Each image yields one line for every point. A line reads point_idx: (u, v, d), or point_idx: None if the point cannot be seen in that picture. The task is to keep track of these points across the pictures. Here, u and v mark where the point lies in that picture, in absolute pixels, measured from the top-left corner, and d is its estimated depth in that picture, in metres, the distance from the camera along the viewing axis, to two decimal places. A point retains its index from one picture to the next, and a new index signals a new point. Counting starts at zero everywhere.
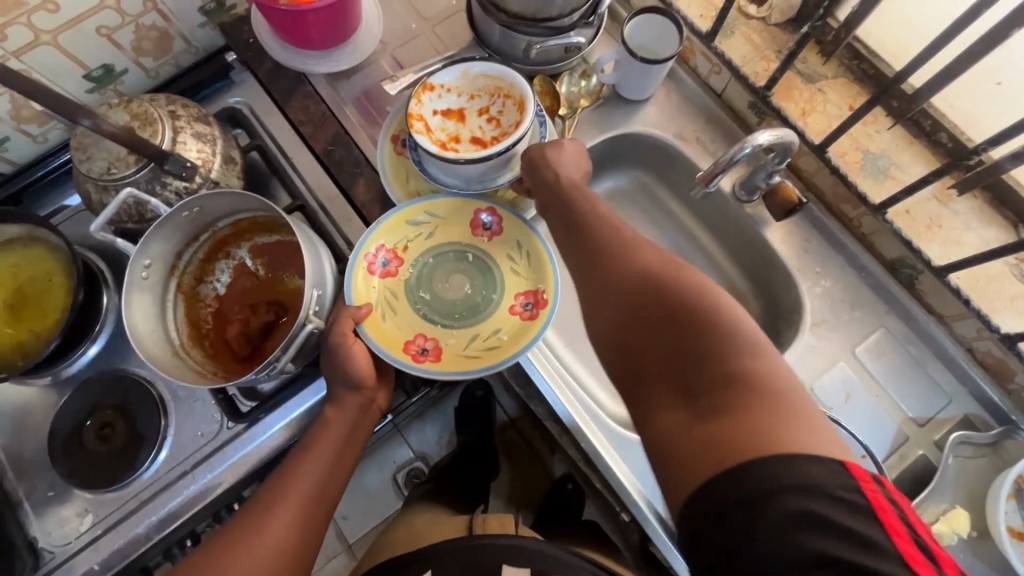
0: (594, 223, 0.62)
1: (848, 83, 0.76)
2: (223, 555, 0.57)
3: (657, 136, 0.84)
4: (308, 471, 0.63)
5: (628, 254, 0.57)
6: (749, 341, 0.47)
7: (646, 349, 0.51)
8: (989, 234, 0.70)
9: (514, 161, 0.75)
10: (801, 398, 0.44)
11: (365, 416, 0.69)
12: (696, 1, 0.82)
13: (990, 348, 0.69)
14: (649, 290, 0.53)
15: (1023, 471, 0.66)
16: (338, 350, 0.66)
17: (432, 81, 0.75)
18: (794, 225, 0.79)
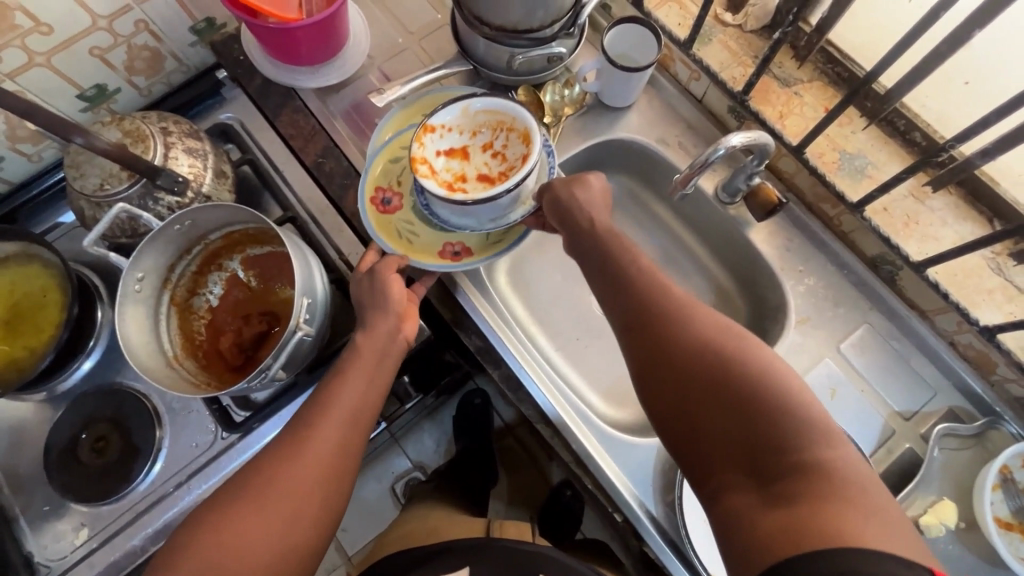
0: (637, 275, 0.59)
1: (823, 86, 0.78)
2: (246, 501, 0.52)
3: (639, 141, 0.86)
4: (339, 398, 0.59)
5: (678, 317, 0.54)
6: (819, 426, 0.45)
7: (704, 424, 0.49)
8: (965, 229, 0.71)
9: (525, 195, 0.71)
10: (878, 492, 0.43)
11: (393, 346, 0.65)
12: (674, 11, 0.84)
13: (970, 341, 0.71)
14: (707, 359, 0.50)
15: (1007, 461, 0.67)
16: (376, 283, 0.67)
17: (432, 122, 0.73)
18: (776, 225, 0.80)
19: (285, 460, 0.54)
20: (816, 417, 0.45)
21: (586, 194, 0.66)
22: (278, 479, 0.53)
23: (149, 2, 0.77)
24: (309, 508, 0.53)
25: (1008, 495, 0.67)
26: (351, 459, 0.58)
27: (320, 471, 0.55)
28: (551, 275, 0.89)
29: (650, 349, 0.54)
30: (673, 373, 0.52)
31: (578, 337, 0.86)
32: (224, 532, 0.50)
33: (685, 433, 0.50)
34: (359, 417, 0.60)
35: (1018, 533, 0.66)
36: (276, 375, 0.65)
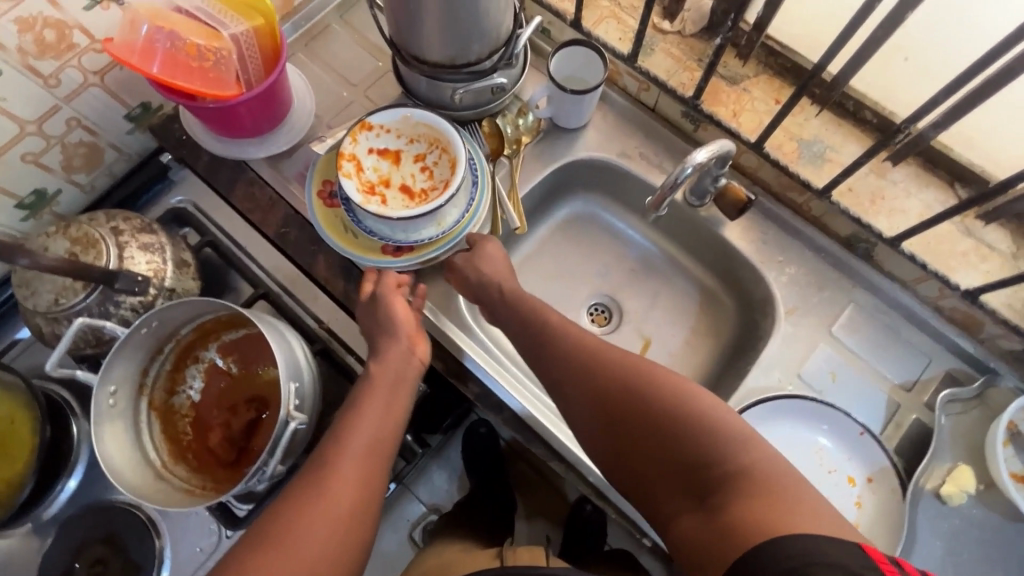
0: (555, 331, 0.64)
1: (770, 79, 0.79)
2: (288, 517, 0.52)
3: (602, 158, 0.86)
4: (368, 416, 0.60)
5: (599, 364, 0.58)
6: (735, 438, 0.49)
7: (642, 461, 0.53)
8: (929, 197, 0.73)
9: (443, 216, 0.73)
10: (802, 485, 0.46)
11: (409, 366, 0.67)
12: (613, 26, 0.84)
13: (953, 305, 0.72)
14: (626, 399, 0.55)
15: (1011, 417, 0.68)
16: (380, 305, 0.70)
17: (371, 120, 0.75)
18: (749, 221, 0.81)
19: (320, 478, 0.54)
20: (727, 429, 0.49)
21: (485, 263, 0.73)
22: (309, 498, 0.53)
23: (79, 99, 0.74)
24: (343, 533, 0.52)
25: (1018, 449, 0.68)
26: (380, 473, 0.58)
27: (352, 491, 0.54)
28: None
29: (581, 402, 0.58)
30: (603, 417, 0.56)
31: None
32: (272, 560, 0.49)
33: (629, 471, 0.54)
34: (382, 437, 0.60)
35: None
36: (275, 470, 0.62)
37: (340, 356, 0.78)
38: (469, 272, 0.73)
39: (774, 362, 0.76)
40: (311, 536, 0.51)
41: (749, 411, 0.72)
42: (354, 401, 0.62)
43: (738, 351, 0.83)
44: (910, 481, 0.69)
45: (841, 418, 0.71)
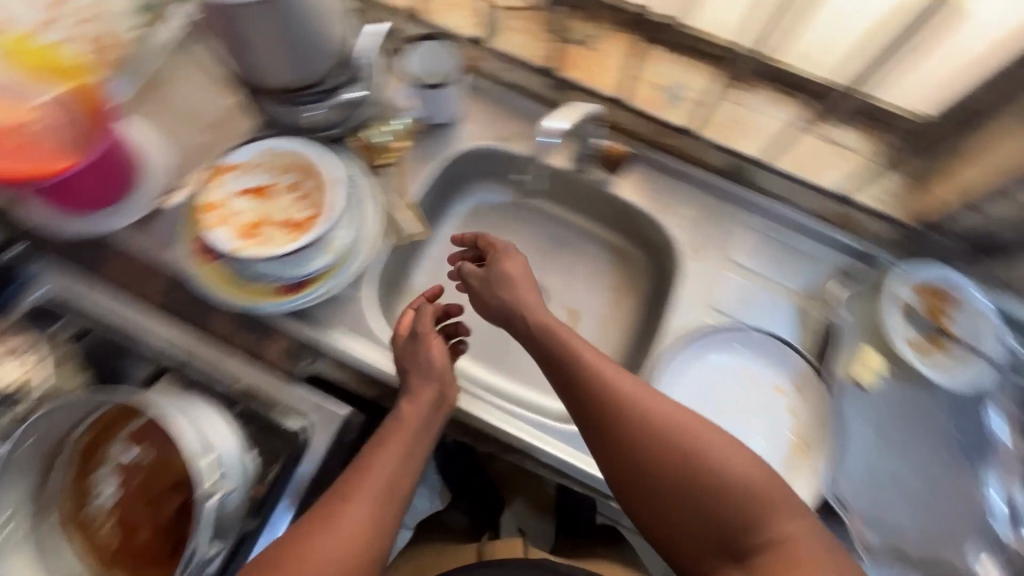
0: (593, 376, 0.61)
1: (620, 35, 0.82)
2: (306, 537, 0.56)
3: (481, 147, 0.86)
4: (388, 453, 0.63)
5: (648, 422, 0.58)
6: (768, 501, 0.55)
7: (677, 519, 0.56)
8: (784, 114, 0.78)
9: (332, 242, 0.73)
10: (821, 542, 0.54)
11: (437, 415, 0.68)
12: (460, 14, 0.84)
13: (828, 206, 0.78)
14: (669, 458, 0.57)
15: (896, 294, 0.73)
16: (419, 351, 0.70)
17: (234, 162, 0.73)
18: (635, 174, 0.83)
19: (339, 508, 0.58)
20: (761, 494, 0.55)
21: (512, 283, 0.70)
22: (328, 529, 0.56)
23: None
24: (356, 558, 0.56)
25: (912, 323, 0.73)
26: (396, 502, 0.60)
27: (371, 529, 0.57)
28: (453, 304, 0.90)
29: (626, 457, 0.58)
30: (640, 473, 0.58)
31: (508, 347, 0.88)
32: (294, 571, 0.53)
33: (658, 519, 0.58)
34: (402, 469, 0.62)
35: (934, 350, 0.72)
36: (212, 550, 0.59)
37: (267, 412, 0.71)
38: (505, 296, 0.70)
39: (690, 302, 0.79)
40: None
41: (670, 355, 0.76)
42: (385, 443, 0.64)
43: (657, 300, 0.86)
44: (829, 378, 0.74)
45: (750, 334, 0.77)
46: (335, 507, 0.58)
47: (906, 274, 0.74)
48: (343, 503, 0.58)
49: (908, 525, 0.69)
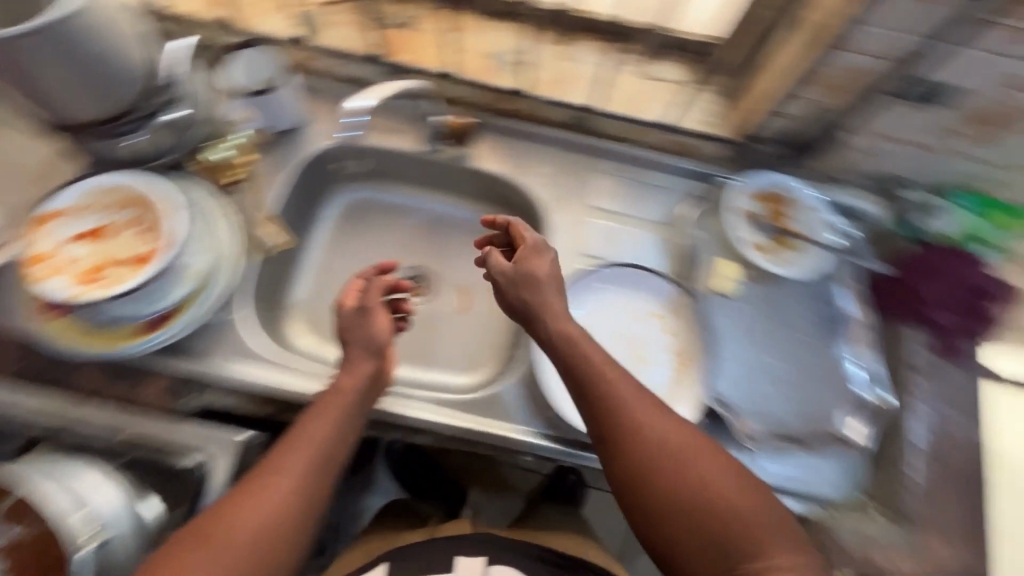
0: (604, 382, 0.59)
1: (444, 13, 0.84)
2: (232, 500, 0.55)
3: (335, 145, 0.85)
4: (318, 422, 0.61)
5: (657, 441, 0.56)
6: (776, 531, 0.52)
7: (680, 537, 0.53)
8: (609, 61, 0.82)
9: (188, 268, 0.71)
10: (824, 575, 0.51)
11: (373, 387, 0.67)
12: (280, 18, 0.83)
13: (665, 137, 0.84)
14: (677, 471, 0.54)
15: (739, 206, 0.81)
16: (359, 319, 0.70)
17: (62, 208, 0.70)
18: (487, 143, 0.86)
19: (268, 472, 0.56)
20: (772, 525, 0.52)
21: (536, 285, 0.68)
22: (254, 490, 0.55)
23: None
24: (281, 517, 0.54)
25: (756, 227, 0.81)
26: (327, 467, 0.59)
27: (297, 505, 0.56)
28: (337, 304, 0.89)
29: (631, 466, 0.55)
30: (646, 481, 0.55)
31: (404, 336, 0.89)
32: (215, 535, 0.52)
33: (658, 532, 0.54)
34: (335, 438, 0.61)
35: (776, 248, 0.81)
36: None
37: (154, 456, 0.68)
38: (530, 299, 0.67)
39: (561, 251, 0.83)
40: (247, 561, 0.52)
41: None
42: (317, 415, 0.62)
43: None
44: (692, 292, 0.80)
45: (622, 272, 0.81)
46: (259, 484, 0.56)
47: (747, 187, 0.82)
48: (267, 479, 0.56)
49: (782, 407, 0.75)
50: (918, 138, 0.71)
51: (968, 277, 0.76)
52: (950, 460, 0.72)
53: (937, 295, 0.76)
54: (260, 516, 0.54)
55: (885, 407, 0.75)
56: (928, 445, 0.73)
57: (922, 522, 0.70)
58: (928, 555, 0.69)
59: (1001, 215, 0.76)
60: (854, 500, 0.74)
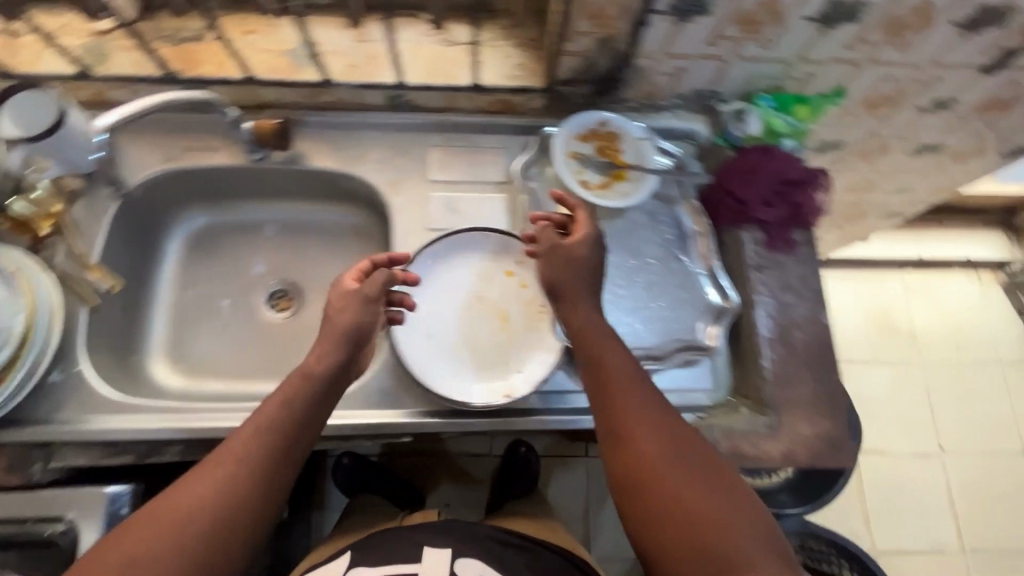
0: (613, 366, 0.64)
1: (232, 14, 0.81)
2: (186, 481, 0.56)
3: (160, 175, 0.84)
4: (281, 416, 0.61)
5: (650, 421, 0.60)
6: (745, 515, 0.55)
7: (654, 506, 0.56)
8: (410, 34, 0.82)
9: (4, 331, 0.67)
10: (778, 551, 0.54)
11: (337, 379, 0.66)
12: (55, 53, 0.78)
13: (483, 98, 0.85)
14: (663, 449, 0.58)
15: (569, 151, 0.84)
16: (347, 314, 0.68)
17: None
18: (313, 141, 0.87)
19: (226, 457, 0.57)
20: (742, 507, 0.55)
21: (577, 267, 0.70)
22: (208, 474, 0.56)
23: None
24: (227, 500, 0.55)
25: (590, 167, 0.84)
26: (281, 457, 0.59)
27: (252, 498, 0.56)
28: (210, 332, 0.90)
29: (627, 437, 0.60)
30: (635, 452, 0.59)
31: (284, 350, 0.91)
32: (167, 512, 0.54)
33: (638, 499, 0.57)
34: (296, 434, 0.61)
35: (611, 184, 0.84)
36: None
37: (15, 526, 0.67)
38: (564, 277, 0.70)
39: (405, 230, 0.84)
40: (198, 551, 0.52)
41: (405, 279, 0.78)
42: (281, 401, 0.61)
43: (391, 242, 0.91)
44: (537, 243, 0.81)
45: (467, 238, 0.82)
46: (217, 470, 0.56)
47: (570, 131, 0.84)
48: (226, 466, 0.56)
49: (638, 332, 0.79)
50: (690, 52, 0.76)
51: (776, 167, 0.78)
52: (796, 342, 0.77)
53: (752, 193, 0.79)
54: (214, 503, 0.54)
55: (728, 316, 0.79)
56: (776, 334, 0.77)
57: (784, 406, 0.75)
58: (792, 434, 0.73)
59: (801, 108, 0.84)
60: (725, 404, 0.78)
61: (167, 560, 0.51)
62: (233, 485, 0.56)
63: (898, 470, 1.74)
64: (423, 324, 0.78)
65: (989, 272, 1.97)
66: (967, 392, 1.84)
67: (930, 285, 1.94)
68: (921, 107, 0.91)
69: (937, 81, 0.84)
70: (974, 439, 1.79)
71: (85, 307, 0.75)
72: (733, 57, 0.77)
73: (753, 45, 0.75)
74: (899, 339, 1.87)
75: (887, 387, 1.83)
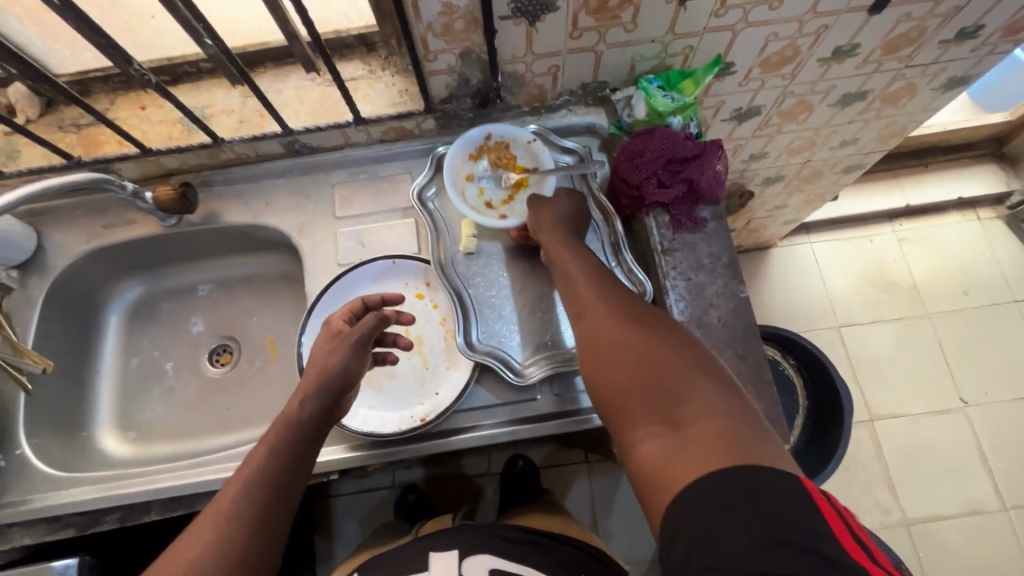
0: (580, 274, 0.69)
1: (125, 95, 0.85)
2: (184, 539, 0.56)
3: (84, 255, 0.87)
4: (268, 461, 0.60)
5: (608, 309, 0.63)
6: (705, 373, 0.54)
7: (614, 377, 0.57)
8: (291, 81, 0.84)
9: None
10: (742, 405, 0.51)
11: (322, 419, 0.65)
12: None
13: (375, 130, 0.86)
14: (617, 328, 0.60)
15: (457, 174, 0.82)
16: (335, 352, 0.67)
17: None
18: (223, 200, 0.89)
19: (219, 506, 0.57)
20: (701, 367, 0.54)
21: (557, 213, 0.77)
22: (205, 523, 0.56)
23: None
24: (223, 548, 0.54)
25: (489, 185, 0.83)
26: (271, 501, 0.59)
27: (246, 539, 0.56)
28: (160, 397, 0.94)
29: (590, 326, 0.63)
30: (596, 340, 0.62)
31: (229, 405, 0.93)
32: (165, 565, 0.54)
33: (602, 380, 0.59)
34: (283, 477, 0.60)
35: (514, 198, 0.83)
36: None
37: None
38: (540, 219, 0.76)
39: (316, 270, 0.85)
40: None
41: (310, 319, 0.80)
42: (268, 445, 0.61)
43: None
44: (444, 264, 0.80)
45: (374, 267, 0.83)
46: (212, 520, 0.56)
47: (454, 156, 0.82)
48: (219, 513, 0.56)
49: (549, 332, 0.77)
50: (556, 49, 0.75)
51: (661, 146, 0.76)
52: (713, 322, 0.74)
53: (643, 176, 0.77)
54: (214, 552, 0.54)
55: (645, 300, 0.77)
56: (690, 316, 0.75)
57: None
58: None
59: (686, 83, 0.80)
60: None
61: None
62: (231, 538, 0.55)
63: (921, 431, 1.64)
64: None
65: (989, 209, 1.85)
66: (983, 338, 1.73)
67: (924, 231, 1.84)
68: (823, 59, 0.86)
69: (826, 30, 0.79)
70: (997, 386, 1.68)
71: (21, 393, 0.78)
72: (602, 45, 0.76)
73: (617, 31, 0.73)
74: (899, 293, 1.78)
75: (894, 345, 1.73)
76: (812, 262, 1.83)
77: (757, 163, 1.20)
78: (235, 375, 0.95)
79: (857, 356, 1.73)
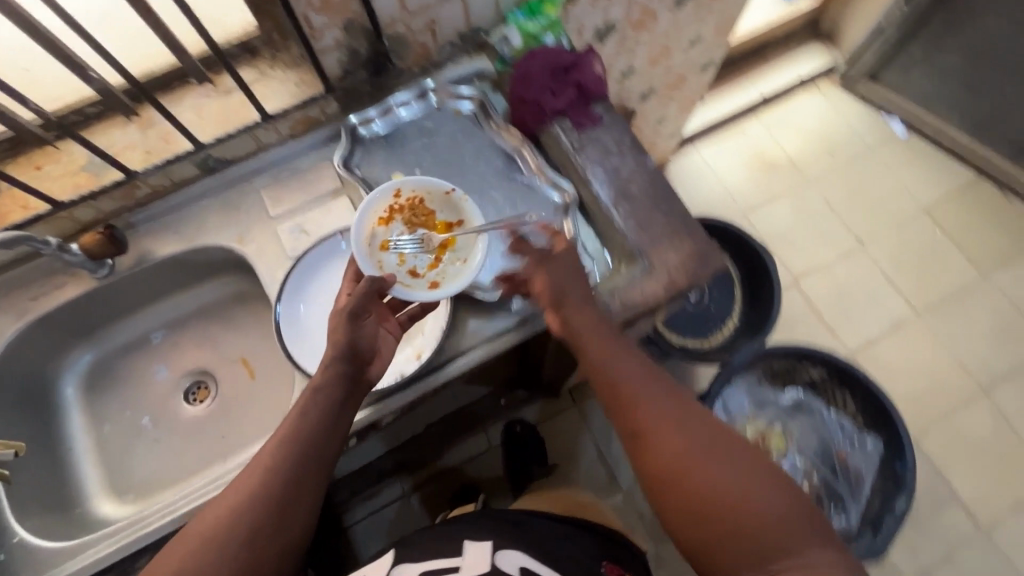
0: (614, 368, 0.69)
1: (17, 159, 0.84)
2: (233, 484, 0.62)
3: (20, 331, 0.83)
4: (301, 422, 0.65)
5: (658, 415, 0.65)
6: (767, 483, 0.59)
7: (677, 489, 0.61)
8: (187, 101, 0.87)
9: None
10: (805, 519, 0.58)
11: (345, 385, 0.69)
12: None
13: (283, 125, 0.89)
14: (675, 438, 0.63)
15: (371, 241, 0.79)
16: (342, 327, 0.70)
17: None
18: (152, 235, 0.89)
19: (259, 462, 0.62)
20: (762, 478, 0.59)
21: (571, 275, 0.75)
22: (246, 477, 0.62)
23: None
24: (262, 495, 0.60)
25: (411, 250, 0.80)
26: (304, 459, 0.63)
27: (281, 492, 0.61)
28: (147, 450, 0.91)
29: (643, 434, 0.65)
30: (652, 448, 0.64)
31: (222, 433, 0.92)
32: (216, 505, 0.61)
33: (663, 489, 0.62)
34: (316, 439, 0.65)
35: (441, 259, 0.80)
36: None
37: None
38: (565, 286, 0.74)
39: (269, 269, 0.87)
40: (242, 533, 0.58)
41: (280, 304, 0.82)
42: (297, 408, 0.66)
43: None
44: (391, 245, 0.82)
45: (324, 244, 0.86)
46: (255, 468, 0.62)
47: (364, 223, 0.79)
48: (258, 466, 0.62)
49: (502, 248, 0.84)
50: (428, 3, 0.82)
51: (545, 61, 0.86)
52: (635, 193, 0.85)
53: (537, 91, 0.87)
54: (256, 494, 0.60)
55: (574, 196, 0.86)
56: (616, 195, 0.85)
57: (649, 249, 0.82)
58: (663, 266, 0.81)
59: (546, 6, 0.91)
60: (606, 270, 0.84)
61: (219, 535, 0.58)
62: (270, 486, 0.61)
63: (837, 276, 1.87)
64: (311, 334, 0.82)
65: (826, 80, 2.15)
66: (856, 184, 2.00)
67: (783, 113, 2.10)
68: None
69: None
70: (881, 219, 1.95)
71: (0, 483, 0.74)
72: None
73: None
74: (781, 169, 2.03)
75: (792, 213, 1.97)
76: (704, 166, 2.04)
77: (629, 79, 1.34)
78: (219, 406, 0.94)
79: (767, 232, 1.95)
